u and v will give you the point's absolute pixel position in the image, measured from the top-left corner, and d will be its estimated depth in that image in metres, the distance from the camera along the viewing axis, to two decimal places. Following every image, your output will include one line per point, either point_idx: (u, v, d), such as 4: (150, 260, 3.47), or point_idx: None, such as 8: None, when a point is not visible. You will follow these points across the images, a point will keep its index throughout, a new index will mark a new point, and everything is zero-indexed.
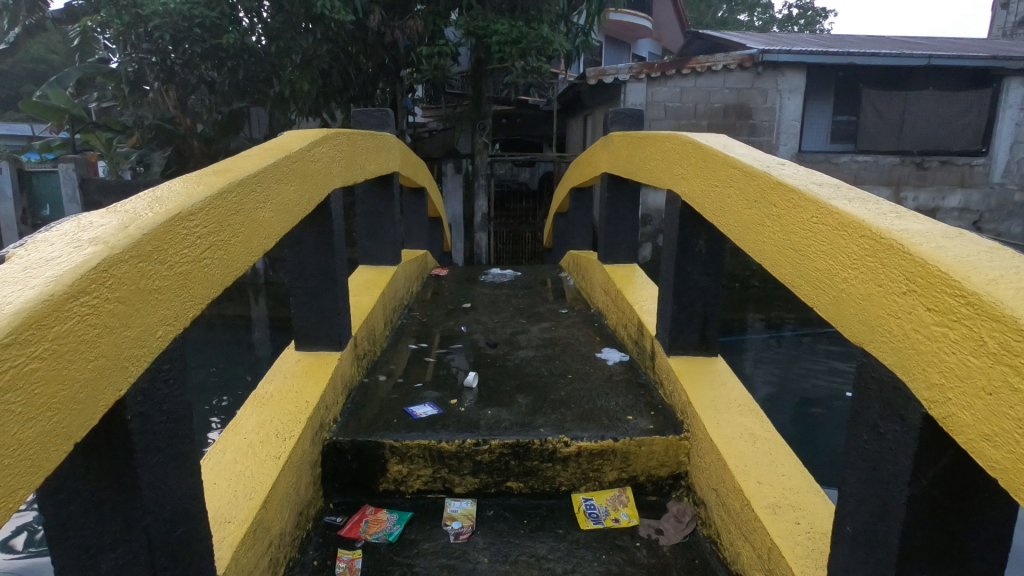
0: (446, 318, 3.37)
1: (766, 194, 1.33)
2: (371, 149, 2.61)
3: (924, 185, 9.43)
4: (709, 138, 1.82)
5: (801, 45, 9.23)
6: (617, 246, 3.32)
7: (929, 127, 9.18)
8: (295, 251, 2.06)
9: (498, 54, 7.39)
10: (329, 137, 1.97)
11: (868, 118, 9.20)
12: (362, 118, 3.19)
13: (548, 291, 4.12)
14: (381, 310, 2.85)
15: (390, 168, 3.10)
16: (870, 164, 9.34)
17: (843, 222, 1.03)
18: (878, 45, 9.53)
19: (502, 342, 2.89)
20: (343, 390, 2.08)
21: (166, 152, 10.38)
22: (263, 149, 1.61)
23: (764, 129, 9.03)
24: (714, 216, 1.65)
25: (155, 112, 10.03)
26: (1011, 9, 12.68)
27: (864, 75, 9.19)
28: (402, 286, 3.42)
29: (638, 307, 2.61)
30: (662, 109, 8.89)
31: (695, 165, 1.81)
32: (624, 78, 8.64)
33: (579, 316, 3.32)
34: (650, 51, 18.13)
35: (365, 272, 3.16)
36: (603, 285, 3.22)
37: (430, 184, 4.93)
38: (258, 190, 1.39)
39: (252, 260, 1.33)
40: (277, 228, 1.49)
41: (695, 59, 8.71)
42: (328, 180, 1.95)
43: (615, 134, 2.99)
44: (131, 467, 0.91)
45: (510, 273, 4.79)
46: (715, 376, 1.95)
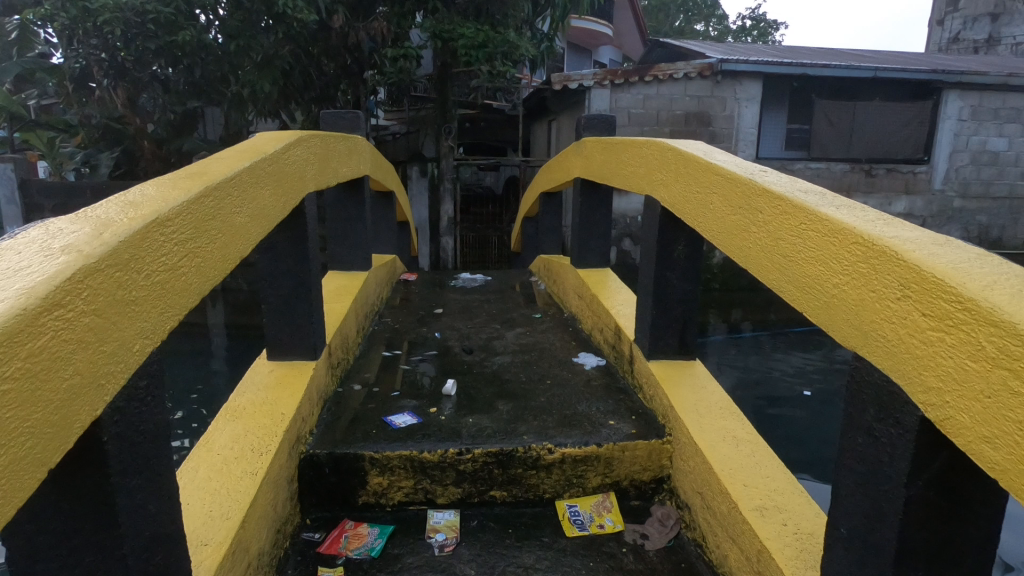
0: (419, 324, 3.31)
1: (750, 201, 1.35)
2: (343, 152, 2.54)
3: (872, 191, 9.85)
4: (688, 146, 1.84)
5: (758, 56, 9.54)
6: (590, 250, 3.33)
7: (876, 136, 9.61)
8: (267, 256, 1.98)
9: (464, 58, 7.35)
10: (302, 139, 1.90)
11: (820, 127, 9.58)
12: (332, 120, 3.10)
13: (519, 296, 4.10)
14: (353, 316, 2.77)
15: (361, 171, 3.03)
16: (823, 171, 9.72)
17: (833, 229, 1.05)
18: (829, 57, 9.93)
19: (478, 348, 2.86)
20: (318, 401, 2.01)
21: (114, 153, 9.91)
22: (236, 152, 1.54)
23: (723, 136, 9.29)
24: (696, 221, 1.67)
25: (102, 111, 9.58)
26: (946, 26, 13.46)
27: (816, 86, 9.56)
28: (373, 292, 3.35)
29: (615, 312, 2.62)
30: (626, 116, 9.03)
31: (674, 171, 1.83)
32: (589, 84, 8.73)
33: (553, 321, 3.32)
34: (611, 59, 18.45)
35: (336, 277, 3.08)
36: (577, 289, 3.23)
37: (398, 188, 4.85)
38: (234, 194, 1.32)
39: (229, 267, 1.27)
40: (253, 234, 1.43)
41: (657, 66, 8.88)
42: (301, 185, 1.88)
43: (589, 140, 3.01)
44: (107, 491, 0.85)
45: (480, 278, 4.76)
46: (695, 380, 1.97)
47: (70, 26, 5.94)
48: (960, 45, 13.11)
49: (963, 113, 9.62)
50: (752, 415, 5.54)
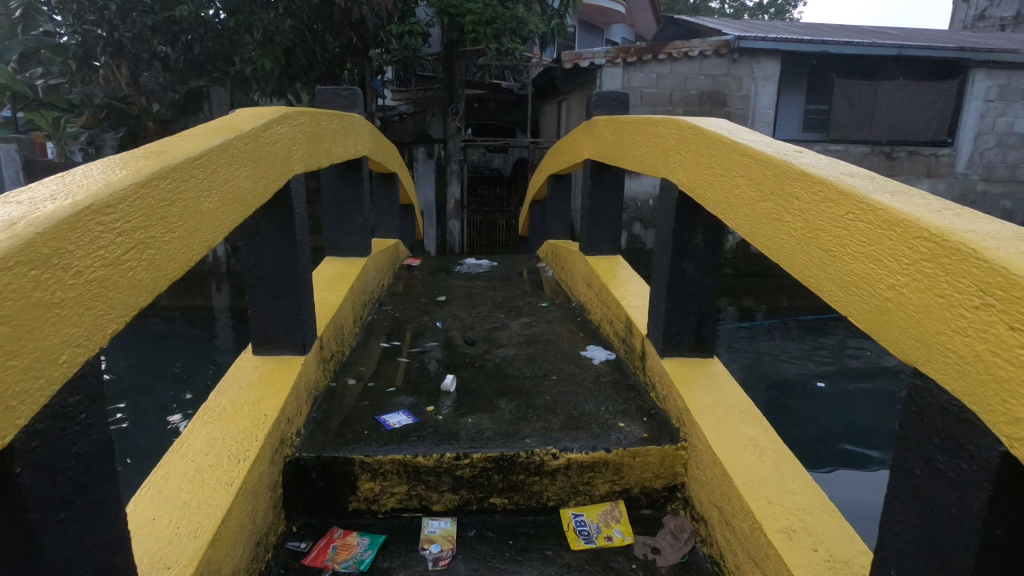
0: (420, 312, 3.18)
1: (785, 186, 1.19)
2: (336, 131, 2.38)
3: (892, 174, 9.55)
4: (711, 123, 1.67)
5: (776, 32, 9.19)
6: (599, 236, 3.16)
7: (898, 117, 9.27)
8: (252, 244, 1.83)
9: (471, 34, 7.11)
10: (288, 116, 1.74)
11: (839, 108, 9.25)
12: (328, 97, 2.93)
13: (526, 283, 3.95)
14: (349, 306, 2.63)
15: (359, 152, 2.87)
16: (841, 154, 9.41)
17: (890, 220, 0.89)
18: (851, 34, 9.56)
19: (481, 339, 2.72)
20: (307, 398, 1.88)
21: (118, 133, 9.79)
22: (209, 129, 1.39)
23: (739, 117, 9.01)
24: (719, 208, 1.50)
25: (106, 91, 9.44)
26: (972, 3, 12.95)
27: (837, 64, 9.22)
28: (372, 279, 3.21)
29: (625, 303, 2.47)
30: (638, 95, 8.76)
31: (695, 152, 1.66)
32: (600, 62, 8.46)
33: (560, 310, 3.17)
34: (622, 37, 18.09)
35: (333, 264, 2.94)
36: (586, 278, 3.08)
37: (401, 169, 4.68)
38: (201, 175, 1.17)
39: (196, 258, 1.13)
40: (227, 219, 1.29)
41: (671, 44, 8.58)
42: (288, 164, 1.73)
43: (600, 118, 2.82)
44: (25, 528, 0.72)
45: (485, 264, 4.61)
46: (712, 380, 1.82)
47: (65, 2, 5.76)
48: (986, 22, 12.62)
49: (990, 93, 9.25)
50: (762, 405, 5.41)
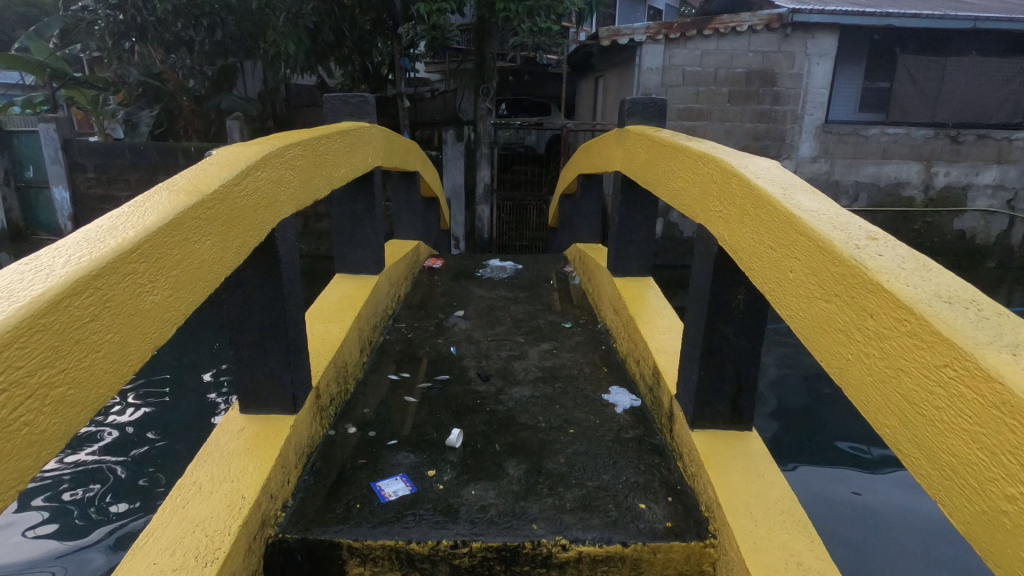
0: (435, 332, 2.99)
1: (854, 294, 0.93)
2: (338, 151, 2.17)
3: (957, 160, 8.85)
4: (760, 172, 1.39)
5: (835, 3, 8.48)
6: (630, 255, 2.88)
7: (968, 97, 8.51)
8: (236, 299, 1.65)
9: (503, 13, 6.72)
10: (271, 156, 1.54)
11: (902, 86, 8.52)
12: (337, 104, 2.71)
13: (551, 293, 3.72)
14: (356, 335, 2.46)
15: (368, 164, 2.66)
16: (902, 137, 8.72)
17: (1015, 408, 0.63)
18: (919, 5, 8.76)
19: (496, 373, 2.52)
20: (298, 460, 1.73)
21: (153, 110, 9.79)
22: (168, 193, 1.20)
23: (789, 97, 8.41)
24: (768, 286, 1.24)
25: (139, 68, 9.41)
26: None
27: (901, 39, 8.46)
28: (385, 296, 3.03)
29: (654, 345, 2.22)
30: (680, 74, 8.24)
31: (740, 207, 1.39)
32: (640, 39, 7.97)
33: (584, 334, 2.94)
34: (667, 4, 17.20)
35: (341, 283, 2.76)
36: (613, 302, 2.83)
37: (424, 164, 4.45)
38: (141, 267, 0.99)
39: (132, 371, 0.96)
40: (182, 306, 1.11)
41: (718, 18, 8.00)
42: (271, 209, 1.54)
43: (632, 129, 2.53)
44: None
45: (510, 266, 4.40)
46: (749, 461, 1.58)
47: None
48: None
49: None
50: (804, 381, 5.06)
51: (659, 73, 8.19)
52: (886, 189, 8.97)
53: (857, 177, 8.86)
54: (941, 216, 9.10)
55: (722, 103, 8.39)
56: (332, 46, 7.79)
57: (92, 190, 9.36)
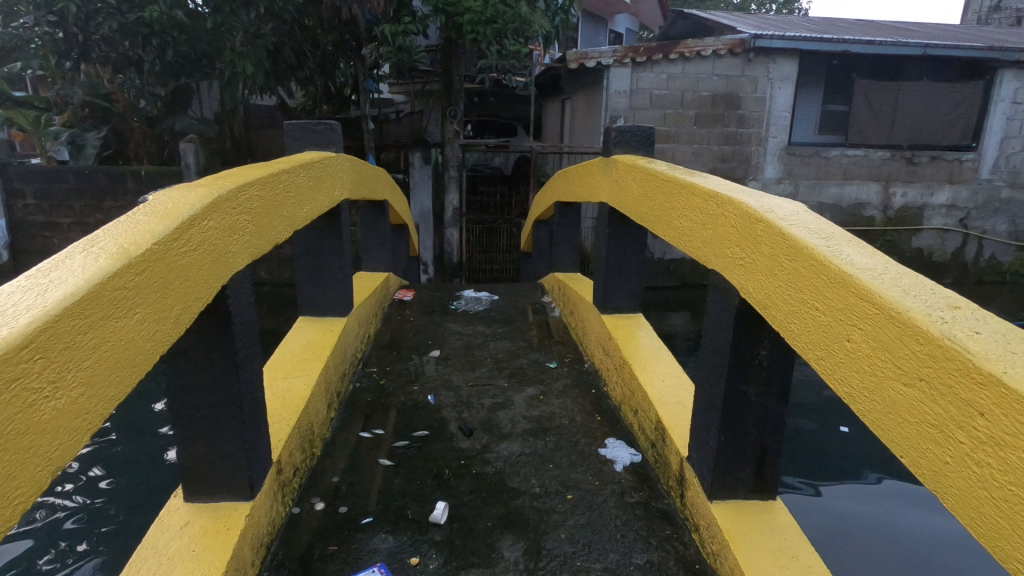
0: (409, 377, 2.75)
1: (952, 383, 0.76)
2: (301, 185, 1.94)
3: (913, 180, 9.13)
4: (789, 217, 1.24)
5: (793, 29, 8.70)
6: (620, 290, 2.71)
7: (921, 119, 8.80)
8: (177, 372, 1.37)
9: (471, 35, 6.59)
10: (220, 200, 1.31)
11: (859, 109, 8.77)
12: (299, 133, 2.47)
13: (531, 328, 3.53)
14: (323, 389, 2.20)
15: (335, 197, 2.43)
16: (861, 159, 8.95)
17: None
18: (870, 32, 9.09)
19: (480, 426, 2.29)
20: (256, 557, 1.47)
21: (101, 132, 9.29)
22: (85, 256, 0.96)
23: (753, 120, 8.54)
24: (813, 354, 1.07)
25: (85, 88, 8.90)
26: None
27: (857, 64, 8.74)
28: (353, 338, 2.77)
29: (654, 395, 2.03)
30: (647, 97, 8.27)
31: (769, 256, 1.22)
32: (607, 62, 7.97)
33: (572, 376, 2.74)
34: (627, 28, 17.60)
35: (305, 328, 2.50)
36: (602, 342, 2.65)
37: (393, 191, 4.22)
38: (34, 370, 0.74)
39: (18, 509, 0.72)
40: (99, 406, 0.87)
41: (683, 43, 8.09)
42: (220, 263, 1.30)
43: (620, 159, 2.39)
44: None
45: (485, 298, 4.19)
46: (779, 539, 1.40)
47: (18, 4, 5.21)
48: (1001, 14, 12.11)
49: (1017, 94, 8.87)
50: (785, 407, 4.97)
51: (627, 96, 8.19)
52: (847, 210, 9.17)
53: (820, 198, 9.03)
54: (901, 235, 9.35)
55: (689, 126, 8.46)
56: (293, 67, 7.53)
57: (31, 217, 8.75)
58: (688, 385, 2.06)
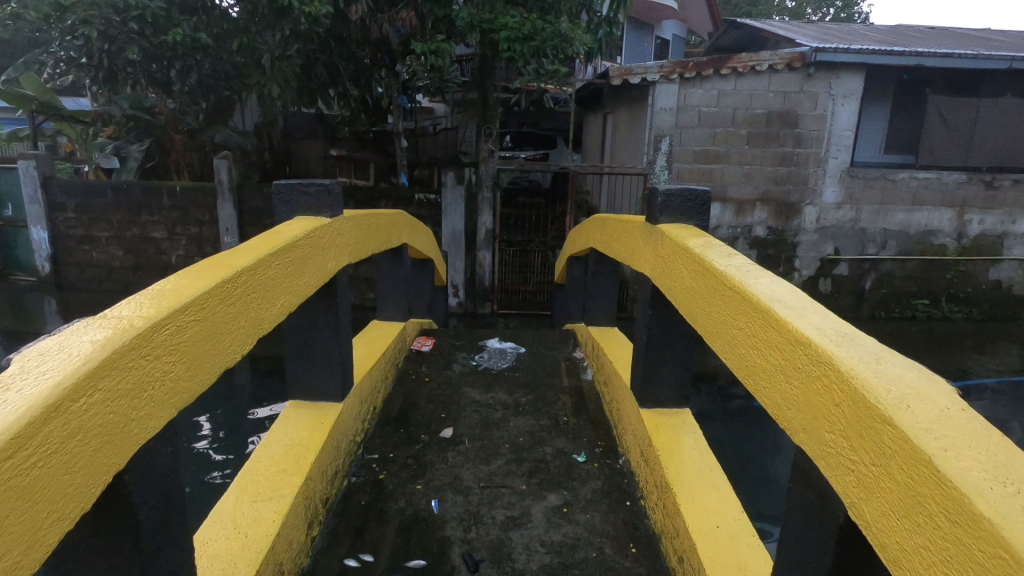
0: (414, 470, 2.38)
1: None
2: (274, 276, 1.59)
3: (992, 207, 8.29)
4: (937, 424, 0.80)
5: (859, 41, 8.03)
6: (664, 381, 2.26)
7: (1003, 140, 7.97)
8: None
9: (508, 54, 6.19)
10: (120, 352, 0.96)
11: (933, 128, 8.00)
12: (291, 196, 2.13)
13: (559, 397, 3.12)
14: (305, 507, 1.86)
15: (328, 269, 2.08)
16: (932, 182, 8.16)
17: None
18: (947, 43, 8.31)
19: (487, 560, 1.89)
20: None
21: (143, 144, 9.39)
22: None
23: (812, 139, 7.89)
24: None
25: (128, 102, 8.97)
26: None
27: (930, 79, 7.98)
28: (352, 422, 2.42)
29: (706, 548, 1.61)
30: (695, 115, 7.73)
31: (905, 485, 0.79)
32: (653, 78, 7.48)
33: (603, 479, 2.32)
34: (674, 34, 16.99)
35: (294, 417, 2.17)
36: (641, 443, 2.22)
37: (413, 229, 3.89)
38: None
39: None
40: None
41: (736, 57, 7.52)
42: (119, 440, 0.95)
43: (668, 232, 1.97)
44: None
45: (511, 350, 3.82)
46: None
47: (44, 25, 5.11)
48: None
49: None
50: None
51: (673, 114, 7.68)
52: (915, 237, 8.37)
53: (885, 224, 8.28)
54: (976, 266, 8.50)
55: (740, 146, 7.87)
56: (326, 84, 7.34)
57: (72, 229, 8.88)
58: (759, 543, 1.61)
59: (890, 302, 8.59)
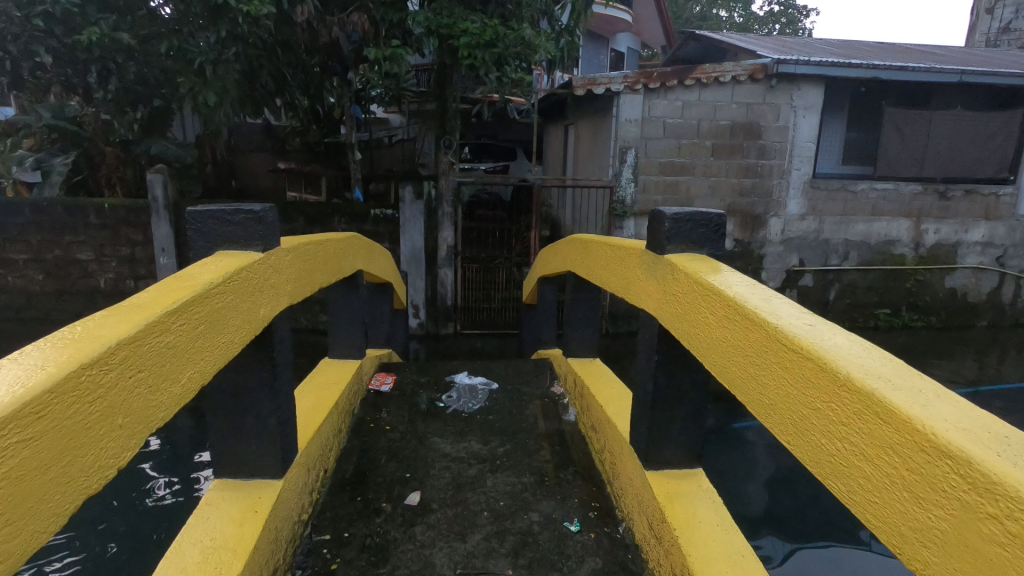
0: (375, 556, 1.95)
1: None
2: (179, 342, 1.18)
3: (946, 216, 8.43)
4: None
5: (817, 54, 8.07)
6: (672, 440, 1.90)
7: (955, 151, 8.12)
8: None
9: (468, 61, 5.81)
10: None
11: (890, 139, 8.07)
12: (213, 226, 1.67)
13: (540, 445, 2.74)
14: None
15: (261, 319, 1.65)
16: (891, 194, 8.25)
17: None
18: (897, 56, 8.48)
19: None
20: None
21: (68, 157, 8.54)
22: None
23: (775, 151, 7.84)
24: None
25: (50, 111, 8.16)
26: (996, 15, 12.22)
27: (884, 91, 8.08)
28: (296, 499, 1.97)
29: None
30: (660, 126, 7.56)
31: None
32: (618, 88, 7.28)
33: (604, 557, 1.95)
34: (629, 47, 17.05)
35: (217, 505, 1.71)
36: (648, 513, 1.86)
37: (368, 254, 3.46)
38: None
39: None
40: None
41: (700, 67, 7.40)
42: None
43: (681, 266, 1.64)
44: None
45: (482, 386, 3.42)
46: None
47: None
48: (1012, 35, 11.89)
49: None
50: (833, 507, 4.20)
51: (639, 125, 7.49)
52: (876, 247, 8.44)
53: (846, 235, 8.31)
54: (933, 275, 8.62)
55: (705, 158, 7.75)
56: (272, 93, 6.82)
57: None
58: None
59: (852, 312, 8.63)
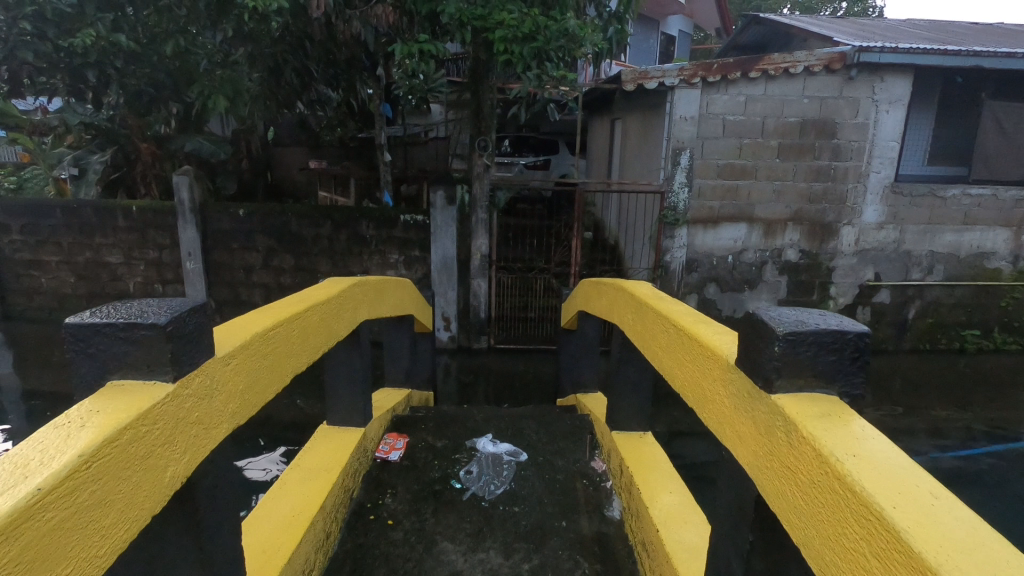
0: None
1: None
2: None
3: None
4: None
5: (905, 39, 7.06)
6: None
7: None
8: None
9: (504, 56, 5.19)
10: None
11: (988, 138, 7.02)
12: (102, 344, 1.13)
13: (578, 563, 2.16)
14: None
15: (175, 478, 1.14)
16: (987, 200, 7.21)
17: None
18: (999, 40, 7.37)
19: None
20: None
21: (105, 154, 8.14)
22: None
23: (851, 151, 6.92)
24: None
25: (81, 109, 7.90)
26: None
27: (984, 81, 7.02)
28: None
29: None
30: (719, 124, 6.76)
31: None
32: (672, 82, 6.51)
33: None
34: (681, 30, 15.99)
35: None
36: None
37: (376, 295, 2.93)
38: None
39: None
40: None
41: (767, 57, 6.53)
42: None
43: (806, 426, 1.03)
44: None
45: (508, 457, 2.87)
46: None
47: None
48: None
49: None
50: None
51: (695, 123, 6.72)
52: (966, 260, 7.44)
53: (932, 246, 7.35)
54: None
55: (770, 158, 6.90)
56: (296, 92, 6.39)
57: (18, 253, 7.92)
58: None
59: (935, 333, 7.64)
